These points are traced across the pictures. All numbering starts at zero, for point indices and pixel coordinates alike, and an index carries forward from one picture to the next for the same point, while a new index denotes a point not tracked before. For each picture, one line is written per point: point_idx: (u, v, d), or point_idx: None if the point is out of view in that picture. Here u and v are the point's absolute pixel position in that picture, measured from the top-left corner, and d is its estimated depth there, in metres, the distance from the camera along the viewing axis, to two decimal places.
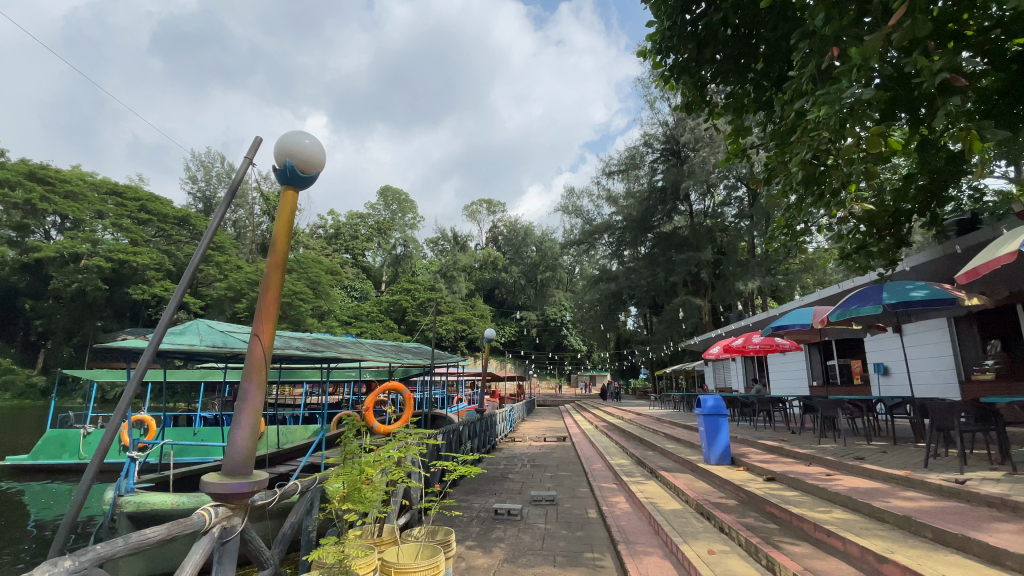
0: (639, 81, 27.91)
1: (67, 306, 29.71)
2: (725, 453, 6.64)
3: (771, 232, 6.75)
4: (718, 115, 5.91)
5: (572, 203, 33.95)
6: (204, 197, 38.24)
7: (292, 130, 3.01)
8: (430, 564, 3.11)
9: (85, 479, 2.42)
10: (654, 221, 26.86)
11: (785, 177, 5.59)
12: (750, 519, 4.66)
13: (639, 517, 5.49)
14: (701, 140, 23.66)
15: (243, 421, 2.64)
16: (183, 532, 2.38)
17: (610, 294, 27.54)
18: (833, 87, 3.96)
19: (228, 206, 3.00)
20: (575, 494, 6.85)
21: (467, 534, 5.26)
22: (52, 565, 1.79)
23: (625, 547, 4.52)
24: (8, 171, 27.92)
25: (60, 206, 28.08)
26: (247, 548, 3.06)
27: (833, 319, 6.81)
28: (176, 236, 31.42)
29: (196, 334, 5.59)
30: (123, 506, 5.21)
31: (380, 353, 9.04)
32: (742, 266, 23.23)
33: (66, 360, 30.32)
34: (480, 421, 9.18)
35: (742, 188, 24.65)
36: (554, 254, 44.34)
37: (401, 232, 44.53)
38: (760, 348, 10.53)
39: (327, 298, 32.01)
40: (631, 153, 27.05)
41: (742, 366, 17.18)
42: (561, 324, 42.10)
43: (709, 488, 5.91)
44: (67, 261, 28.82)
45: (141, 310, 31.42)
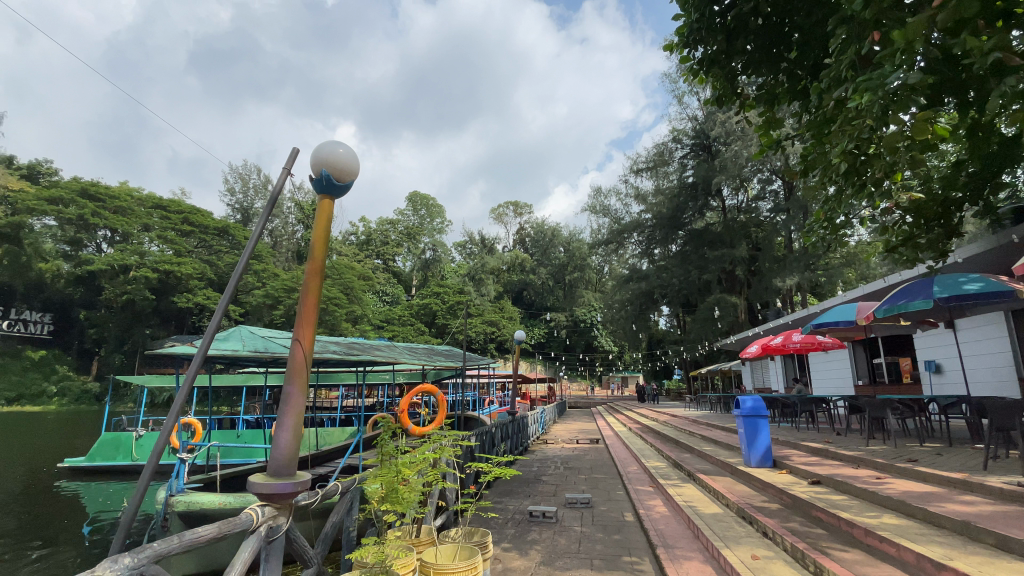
0: (666, 76, 27.50)
1: (117, 315, 31.37)
2: (766, 455, 6.44)
3: (810, 226, 6.43)
4: (750, 107, 5.71)
5: (599, 202, 33.77)
6: (242, 208, 39.65)
7: (327, 140, 3.07)
8: (470, 564, 3.13)
9: (142, 479, 2.53)
10: (685, 218, 26.44)
11: (824, 168, 5.36)
12: (795, 523, 4.50)
13: (678, 521, 5.38)
14: (732, 133, 22.83)
15: (287, 423, 2.72)
16: (233, 531, 2.47)
17: (641, 293, 27.12)
18: (871, 75, 3.76)
19: (267, 216, 3.07)
20: (611, 497, 6.77)
21: (504, 536, 5.27)
22: (114, 562, 1.89)
23: (664, 552, 4.44)
24: (63, 190, 29.79)
25: (110, 220, 29.65)
26: (291, 546, 3.13)
27: (879, 314, 6.48)
28: (217, 246, 32.73)
29: (239, 340, 5.81)
30: (174, 506, 5.47)
31: (414, 356, 9.18)
32: (778, 262, 22.65)
33: (118, 366, 32.01)
34: (512, 422, 9.18)
35: (778, 181, 23.78)
36: (582, 254, 43.95)
37: (429, 237, 45.07)
38: (800, 346, 10.13)
39: (359, 303, 32.79)
40: (660, 149, 26.74)
41: (783, 365, 16.63)
42: (591, 325, 41.71)
43: (751, 491, 5.73)
44: (117, 273, 30.39)
45: (185, 318, 32.86)
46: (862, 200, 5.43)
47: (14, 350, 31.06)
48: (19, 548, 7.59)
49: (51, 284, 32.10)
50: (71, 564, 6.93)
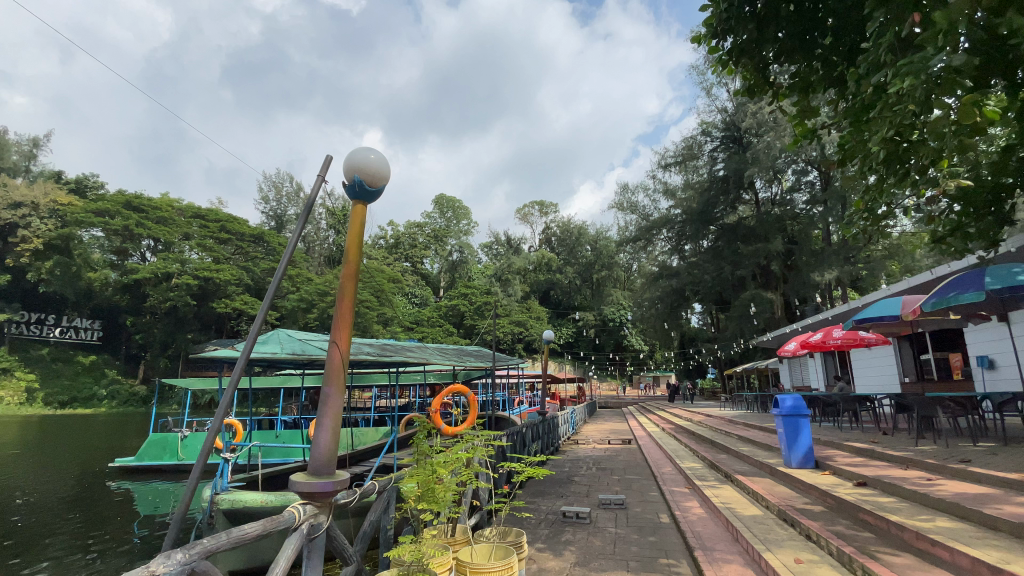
0: (694, 68, 26.97)
1: (161, 321, 32.84)
2: (807, 455, 6.23)
3: (849, 217, 6.16)
4: (783, 97, 5.51)
5: (627, 199, 33.39)
6: (276, 215, 40.83)
7: (359, 147, 3.13)
8: (505, 564, 3.12)
9: (192, 478, 2.64)
10: (717, 213, 25.89)
11: (863, 157, 5.12)
12: (841, 526, 4.33)
13: (715, 522, 5.26)
14: (764, 124, 22.17)
15: (326, 423, 2.78)
16: (278, 528, 2.54)
17: (672, 290, 26.58)
18: (911, 60, 3.56)
19: (303, 224, 3.16)
20: (645, 499, 6.67)
21: (537, 536, 5.26)
22: (167, 558, 1.98)
23: (702, 554, 4.35)
24: (108, 202, 31.08)
25: (154, 230, 30.96)
26: (332, 544, 3.21)
27: (926, 309, 6.16)
28: (253, 253, 33.83)
29: (278, 343, 6.00)
30: (220, 503, 5.70)
31: (445, 357, 9.27)
32: (816, 256, 21.96)
33: (163, 369, 33.48)
34: (543, 422, 9.15)
35: (814, 171, 22.98)
36: (610, 252, 43.52)
37: (456, 239, 45.39)
38: (841, 343, 9.77)
39: (390, 305, 33.38)
40: (689, 143, 26.36)
41: (823, 363, 16.06)
42: (621, 324, 41.22)
43: (792, 493, 5.55)
44: (161, 280, 31.72)
45: (224, 323, 34.10)
46: (905, 189, 5.16)
47: (67, 355, 33.39)
48: (72, 544, 8.01)
49: (100, 292, 33.84)
50: (124, 561, 7.24)
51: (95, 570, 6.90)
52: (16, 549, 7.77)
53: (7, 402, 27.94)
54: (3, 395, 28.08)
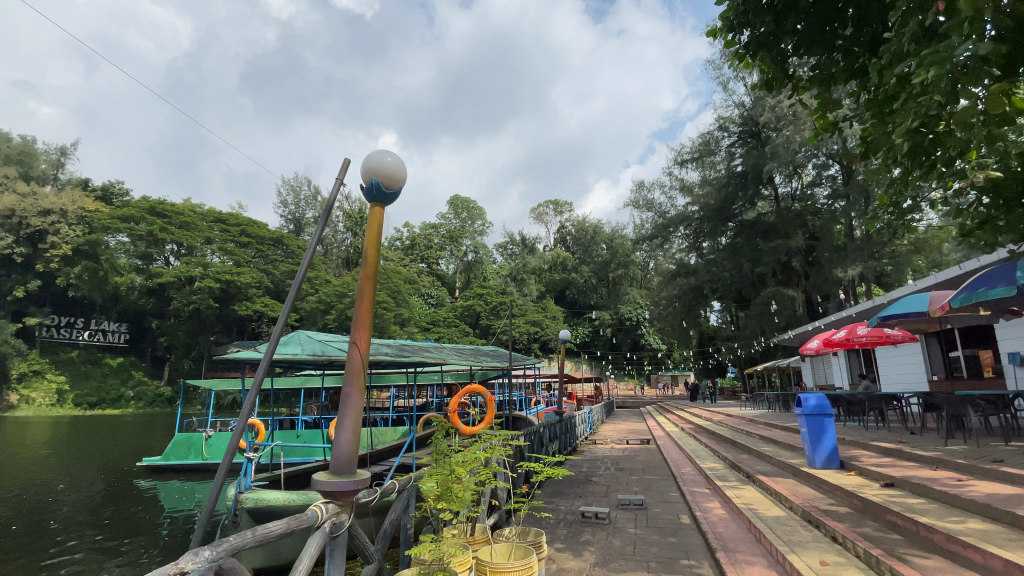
0: (710, 62, 26.63)
1: (185, 324, 33.59)
2: (832, 455, 6.09)
3: (873, 212, 6.00)
4: (804, 89, 5.39)
5: (643, 196, 33.13)
6: (295, 218, 41.47)
7: (376, 150, 3.16)
8: (525, 564, 3.12)
9: (218, 476, 2.71)
10: (735, 209, 25.50)
11: (887, 149, 4.98)
12: (868, 528, 4.23)
13: (737, 523, 5.18)
14: (784, 118, 21.77)
15: (347, 423, 2.81)
16: (301, 526, 2.57)
17: (690, 289, 26.25)
18: (936, 50, 3.45)
19: (323, 227, 3.21)
20: (665, 499, 6.60)
21: (556, 536, 5.25)
22: (196, 555, 2.02)
23: (724, 556, 4.29)
24: (133, 208, 31.84)
25: (177, 235, 31.66)
26: (354, 542, 3.24)
27: (955, 305, 5.98)
28: (272, 256, 34.41)
29: (298, 344, 6.10)
30: (244, 502, 5.81)
31: (462, 357, 9.30)
32: (839, 252, 21.51)
33: (187, 371, 34.31)
34: (560, 422, 9.13)
35: (836, 165, 22.48)
36: (626, 250, 43.19)
37: (471, 239, 45.54)
38: (866, 340, 9.56)
39: (406, 306, 33.67)
40: (705, 139, 26.08)
41: (847, 361, 15.71)
42: (638, 323, 40.89)
43: (816, 493, 5.43)
44: (184, 283, 32.44)
45: (245, 325, 34.77)
46: (932, 181, 5.01)
47: (95, 358, 34.28)
48: (97, 542, 8.23)
49: (126, 296, 34.75)
50: (150, 560, 7.36)
51: (122, 569, 7.03)
52: (47, 547, 7.96)
53: (39, 403, 29.29)
54: (36, 397, 29.42)
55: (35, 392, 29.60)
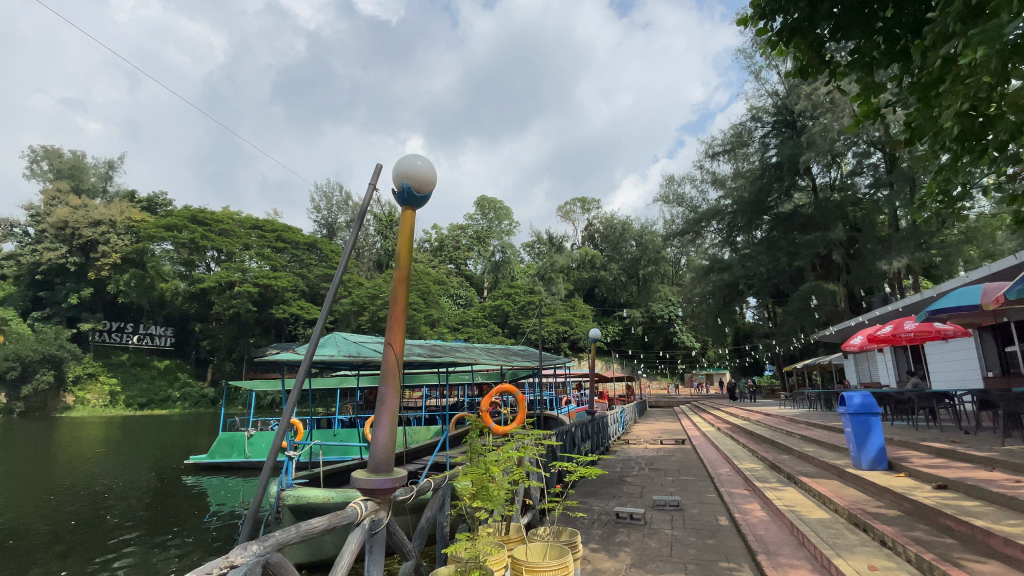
0: (741, 51, 25.90)
1: (225, 327, 34.90)
2: (879, 456, 5.84)
3: (920, 200, 5.69)
4: (842, 76, 5.15)
5: (673, 191, 32.57)
6: (328, 223, 42.50)
7: (407, 154, 3.21)
8: (560, 564, 3.11)
9: (265, 472, 2.83)
10: (770, 202, 24.69)
11: (934, 134, 4.71)
12: (919, 532, 4.03)
13: (779, 526, 5.03)
14: (820, 106, 20.98)
15: (383, 422, 2.87)
16: (342, 524, 2.64)
17: (724, 284, 25.57)
18: (984, 28, 3.25)
19: (358, 231, 3.31)
20: (702, 500, 6.48)
21: (591, 536, 5.22)
22: (245, 548, 2.11)
23: (765, 558, 4.17)
24: (176, 217, 33.13)
25: (217, 242, 32.90)
26: (392, 539, 3.30)
27: (1012, 297, 5.63)
28: (307, 260, 35.39)
29: (335, 346, 6.27)
30: (286, 499, 6.01)
31: (492, 357, 9.37)
32: (882, 244, 20.62)
33: (229, 372, 35.72)
34: (592, 422, 9.07)
35: (878, 152, 21.52)
36: (656, 246, 42.44)
37: (498, 239, 45.66)
38: (914, 336, 9.12)
39: (436, 306, 34.11)
40: (738, 130, 25.41)
41: (894, 357, 15.01)
42: (670, 320, 40.17)
43: (863, 496, 5.22)
44: (224, 288, 33.62)
45: (283, 327, 35.91)
46: (985, 167, 4.72)
47: (144, 360, 36.09)
48: (143, 536, 8.66)
49: (172, 301, 36.38)
50: (192, 558, 7.51)
51: (163, 564, 7.24)
52: (98, 545, 8.24)
53: (94, 404, 31.09)
54: (90, 398, 31.22)
55: (89, 394, 31.39)
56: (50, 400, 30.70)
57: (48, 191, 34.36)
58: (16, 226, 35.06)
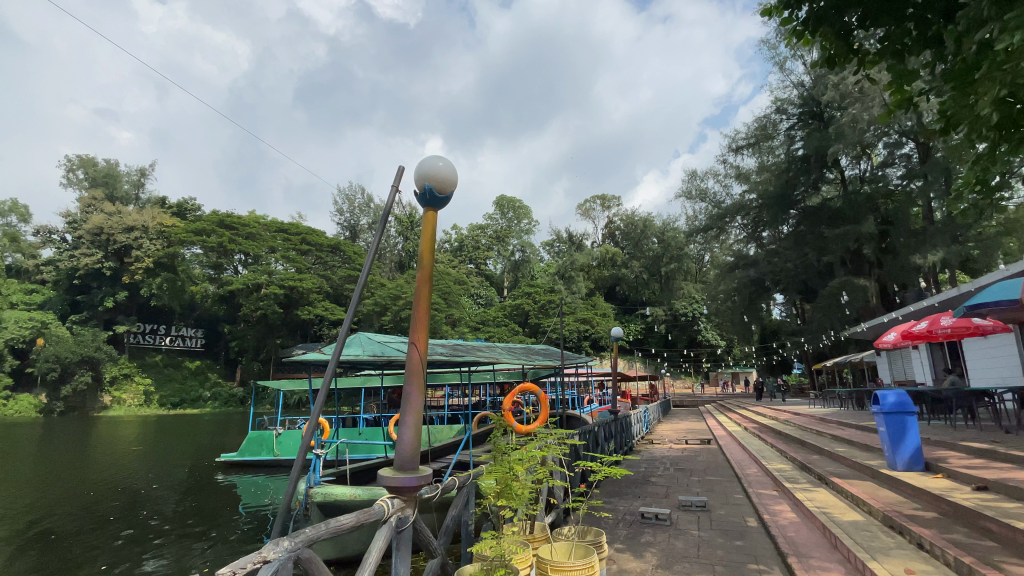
0: (765, 42, 25.33)
1: (253, 328, 35.79)
2: (915, 457, 5.64)
3: (956, 192, 5.47)
4: (871, 64, 4.97)
5: (696, 187, 32.10)
6: (350, 225, 43.10)
7: (429, 156, 3.24)
8: (586, 563, 3.10)
9: (294, 470, 2.90)
10: (797, 195, 24.05)
11: (971, 123, 4.52)
12: (957, 534, 3.89)
13: (810, 528, 4.90)
14: (849, 96, 20.38)
15: (408, 421, 2.90)
16: (369, 520, 2.68)
17: (749, 281, 25.04)
18: (1021, 10, 3.13)
19: (381, 232, 3.36)
20: (729, 501, 6.36)
21: (616, 536, 5.18)
22: (277, 544, 2.16)
23: (797, 561, 4.08)
24: (205, 221, 34.01)
25: (244, 245, 33.74)
26: (418, 537, 3.34)
27: None
28: (331, 262, 36.06)
29: (360, 346, 6.37)
30: (314, 496, 6.15)
31: (514, 356, 9.40)
32: (916, 237, 19.95)
33: (257, 372, 36.63)
34: (615, 421, 9.00)
35: (910, 142, 20.80)
36: (679, 243, 41.78)
37: (518, 238, 45.65)
38: (951, 332, 8.78)
39: (457, 306, 34.36)
40: (762, 123, 24.87)
41: (929, 354, 14.50)
42: (694, 318, 39.53)
43: (898, 497, 5.05)
44: (252, 290, 34.40)
45: (308, 328, 36.68)
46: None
47: (176, 361, 37.31)
48: (172, 532, 8.92)
49: (201, 303, 37.45)
50: (217, 556, 7.61)
51: (188, 561, 7.42)
52: (129, 543, 8.38)
53: (129, 403, 32.29)
54: (126, 397, 32.48)
55: (125, 393, 32.59)
56: (88, 400, 31.98)
57: (84, 199, 35.75)
58: (55, 233, 36.54)
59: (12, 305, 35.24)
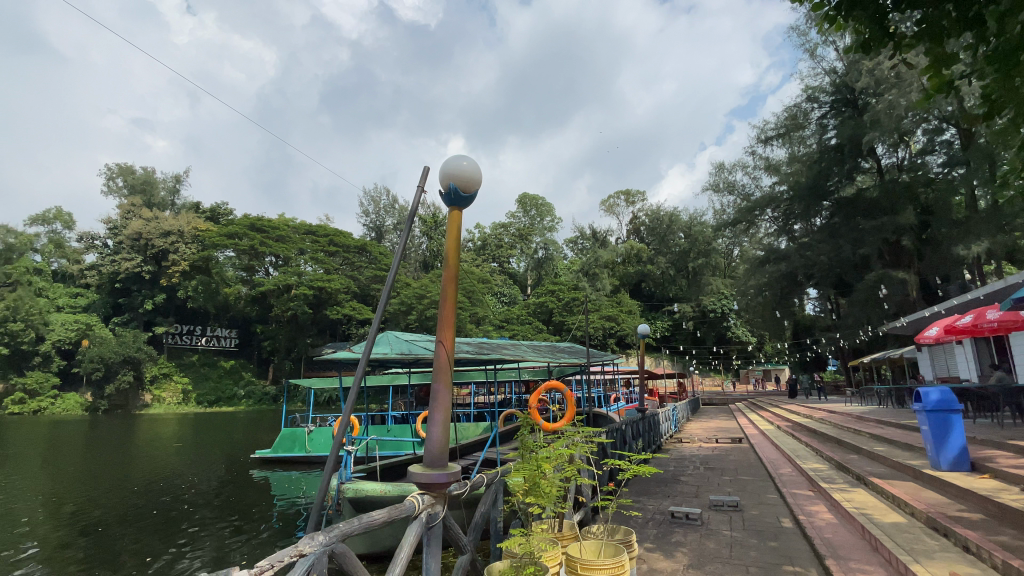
0: (794, 28, 24.56)
1: (285, 328, 36.77)
2: (961, 457, 5.40)
3: (1002, 180, 5.18)
4: (907, 48, 4.73)
5: (723, 179, 31.39)
6: (376, 226, 43.70)
7: (453, 155, 3.25)
8: (616, 562, 3.08)
9: (328, 466, 2.99)
10: (830, 186, 23.24)
11: (1017, 105, 4.26)
12: (1007, 536, 3.70)
13: (849, 529, 4.75)
14: (885, 82, 19.58)
15: (437, 419, 2.93)
16: (400, 516, 2.72)
17: (781, 275, 24.36)
18: None
19: (408, 232, 3.41)
20: (762, 501, 6.22)
21: (646, 535, 5.14)
22: (312, 539, 2.22)
23: (835, 563, 3.96)
24: (237, 225, 34.92)
25: (275, 248, 34.62)
26: (448, 533, 3.38)
27: None
28: (358, 262, 36.70)
29: (387, 344, 6.47)
30: (346, 492, 6.29)
31: (539, 354, 9.39)
32: (958, 227, 19.10)
33: (289, 371, 37.67)
34: (643, 419, 8.91)
35: (951, 128, 19.86)
36: (706, 238, 40.92)
37: (541, 236, 45.49)
38: (997, 326, 8.36)
39: (481, 305, 34.57)
40: (792, 113, 24.14)
41: (974, 350, 13.87)
42: (722, 314, 38.73)
43: (943, 499, 4.84)
44: (283, 291, 35.28)
45: (337, 328, 37.48)
46: None
47: (211, 361, 38.69)
48: (215, 526, 9.19)
49: (235, 305, 38.65)
50: (258, 550, 7.81)
51: (233, 554, 7.64)
52: (176, 538, 8.63)
53: (169, 401, 33.67)
54: (166, 396, 33.87)
55: (164, 392, 33.99)
56: (131, 398, 33.45)
57: (124, 205, 37.28)
58: (97, 239, 38.25)
59: (60, 308, 37.11)
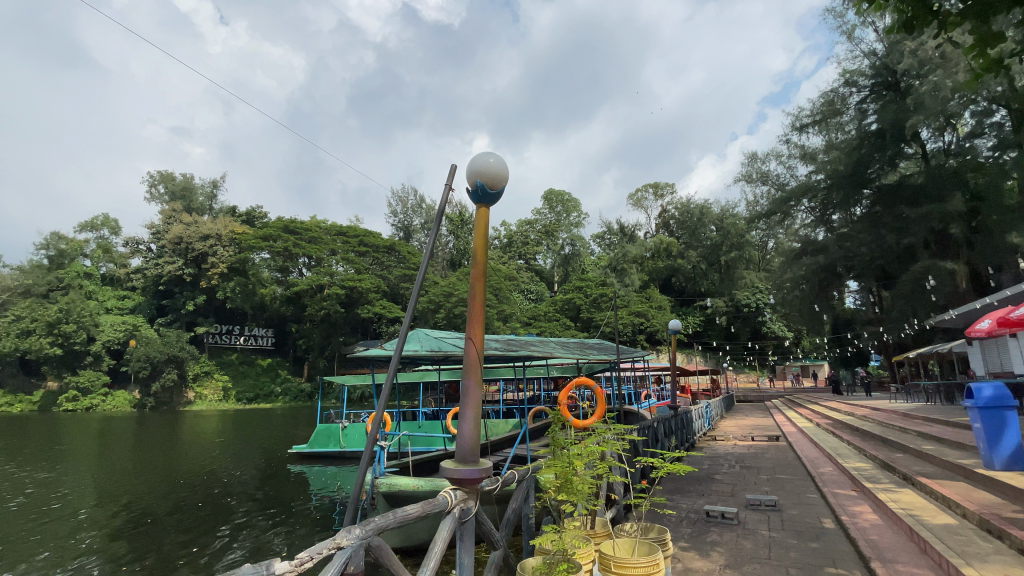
0: (830, 10, 23.59)
1: (319, 327, 37.77)
2: (1016, 456, 5.10)
3: None
4: (952, 27, 4.46)
5: (756, 169, 30.50)
6: (404, 226, 44.31)
7: (479, 153, 3.26)
8: (650, 561, 3.04)
9: (363, 460, 3.07)
10: (871, 173, 22.24)
11: None
12: None
13: (895, 530, 4.55)
14: (929, 62, 18.63)
15: (467, 415, 2.95)
16: (433, 511, 2.75)
17: (818, 268, 23.51)
18: None
19: (437, 230, 3.45)
20: (802, 501, 6.03)
21: (681, 534, 5.05)
22: (349, 532, 2.28)
23: (880, 565, 3.81)
24: (272, 228, 36.01)
25: (307, 249, 35.56)
26: (481, 528, 3.41)
27: None
28: (387, 262, 37.37)
29: (418, 342, 6.56)
30: (381, 487, 6.43)
31: (568, 350, 9.37)
32: (1011, 213, 18.01)
33: (323, 369, 38.71)
34: (675, 417, 8.76)
35: (1002, 109, 18.76)
36: (739, 230, 39.85)
37: (567, 232, 45.21)
38: None
39: (508, 302, 34.68)
40: (829, 98, 23.23)
41: None
42: (757, 309, 37.70)
43: (997, 499, 4.58)
44: (316, 291, 36.22)
45: (368, 326, 38.24)
46: None
47: (250, 360, 40.09)
48: (256, 518, 9.52)
49: (271, 305, 39.92)
50: (297, 542, 8.05)
51: (273, 546, 7.88)
52: (218, 530, 8.97)
53: (211, 398, 35.11)
54: (207, 393, 35.29)
55: (206, 389, 35.44)
56: (175, 395, 35.05)
57: (166, 211, 38.95)
58: (142, 244, 40.07)
59: (109, 310, 39.10)
